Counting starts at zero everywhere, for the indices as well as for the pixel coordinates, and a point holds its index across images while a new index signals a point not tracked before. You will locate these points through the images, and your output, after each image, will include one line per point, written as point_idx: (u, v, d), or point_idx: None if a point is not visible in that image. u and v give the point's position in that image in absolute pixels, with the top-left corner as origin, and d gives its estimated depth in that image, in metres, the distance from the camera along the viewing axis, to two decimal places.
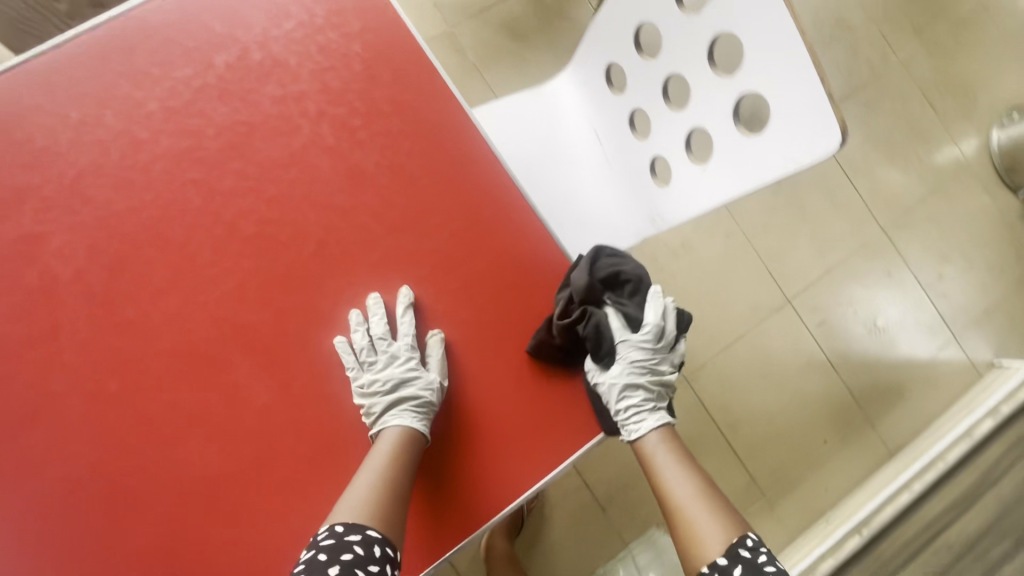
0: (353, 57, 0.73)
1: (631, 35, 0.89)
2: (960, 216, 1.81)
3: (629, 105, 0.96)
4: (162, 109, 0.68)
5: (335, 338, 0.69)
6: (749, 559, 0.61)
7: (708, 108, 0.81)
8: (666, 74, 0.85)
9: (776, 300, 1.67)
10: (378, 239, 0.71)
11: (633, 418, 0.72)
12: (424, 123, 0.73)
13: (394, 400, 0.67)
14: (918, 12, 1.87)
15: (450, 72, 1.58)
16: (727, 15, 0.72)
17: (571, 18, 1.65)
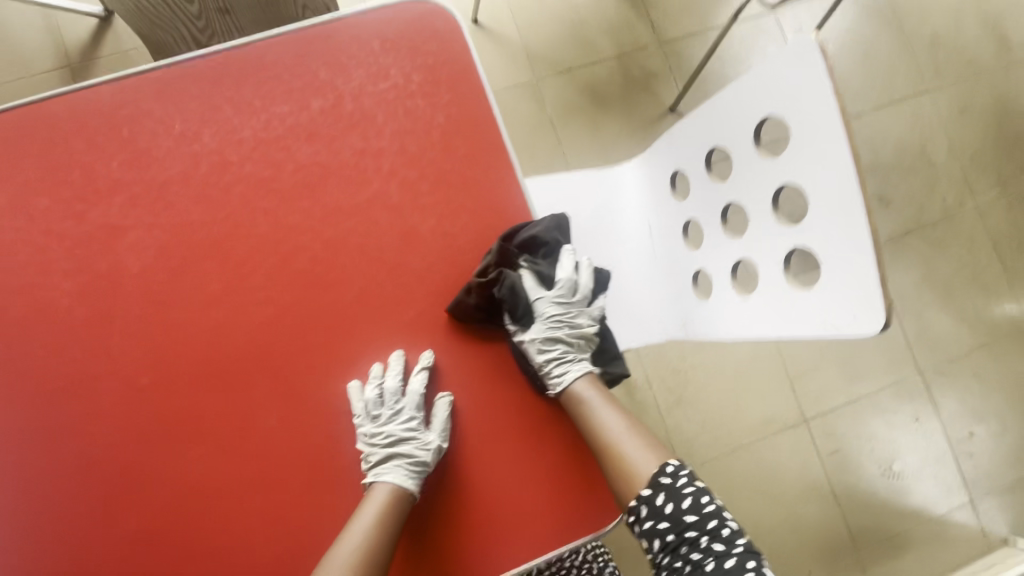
0: (435, 126, 0.77)
1: (704, 154, 0.91)
2: (1005, 378, 1.74)
3: (685, 215, 0.99)
4: (254, 138, 0.74)
5: (349, 382, 0.72)
6: (669, 486, 0.66)
7: (761, 246, 0.83)
8: (727, 202, 0.88)
9: (792, 416, 1.64)
10: (415, 300, 0.74)
11: (557, 369, 0.75)
12: (484, 201, 0.77)
13: (390, 454, 0.70)
14: (1005, 163, 1.82)
15: (525, 121, 1.63)
16: (799, 168, 0.73)
17: (653, 94, 1.68)
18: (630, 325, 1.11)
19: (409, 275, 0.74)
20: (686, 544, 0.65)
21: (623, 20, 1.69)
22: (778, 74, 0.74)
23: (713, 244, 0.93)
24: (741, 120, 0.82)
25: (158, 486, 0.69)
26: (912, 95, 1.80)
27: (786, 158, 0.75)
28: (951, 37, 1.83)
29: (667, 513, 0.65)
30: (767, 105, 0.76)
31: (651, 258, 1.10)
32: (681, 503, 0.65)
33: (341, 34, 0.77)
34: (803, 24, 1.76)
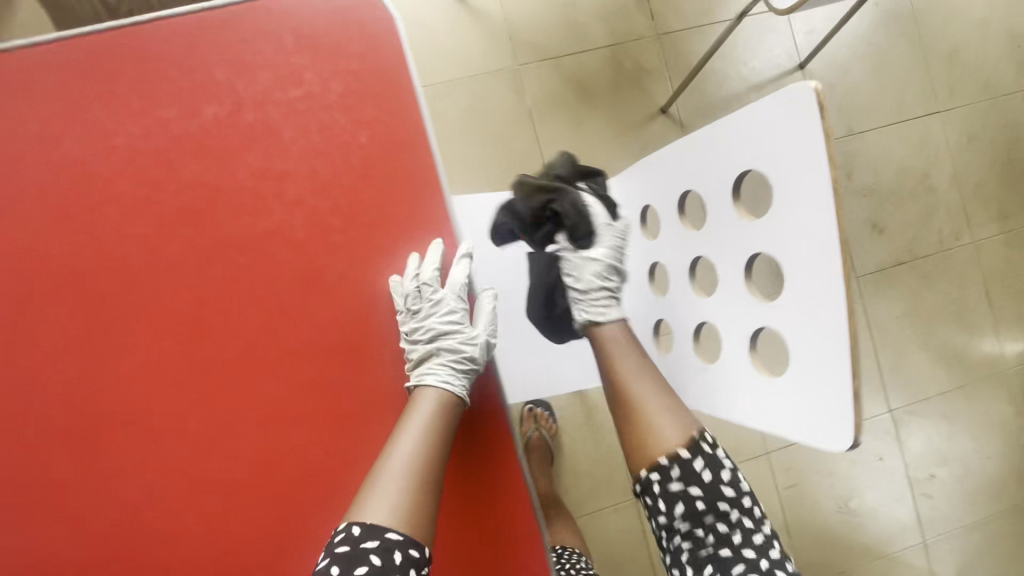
0: (355, 147, 0.64)
1: (677, 198, 0.81)
2: (975, 421, 1.68)
3: (655, 257, 0.89)
4: (129, 146, 0.61)
5: (390, 277, 0.65)
6: (709, 454, 0.65)
7: (727, 315, 0.73)
8: (696, 255, 0.78)
9: (753, 447, 1.58)
10: (316, 356, 0.63)
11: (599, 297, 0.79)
12: (406, 244, 0.65)
13: (439, 355, 0.66)
14: (1009, 196, 1.72)
15: (501, 111, 1.48)
16: (775, 239, 0.63)
17: (644, 92, 1.53)
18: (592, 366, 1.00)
19: (311, 325, 0.63)
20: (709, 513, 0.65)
21: (620, 5, 1.53)
22: (768, 125, 0.61)
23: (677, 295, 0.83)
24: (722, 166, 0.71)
25: (18, 547, 0.60)
26: (922, 115, 1.67)
27: (764, 222, 0.64)
28: (972, 55, 1.69)
29: (705, 482, 0.64)
30: (753, 157, 0.65)
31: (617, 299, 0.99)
32: (718, 473, 0.65)
33: (246, 23, 0.63)
34: (816, 27, 1.61)
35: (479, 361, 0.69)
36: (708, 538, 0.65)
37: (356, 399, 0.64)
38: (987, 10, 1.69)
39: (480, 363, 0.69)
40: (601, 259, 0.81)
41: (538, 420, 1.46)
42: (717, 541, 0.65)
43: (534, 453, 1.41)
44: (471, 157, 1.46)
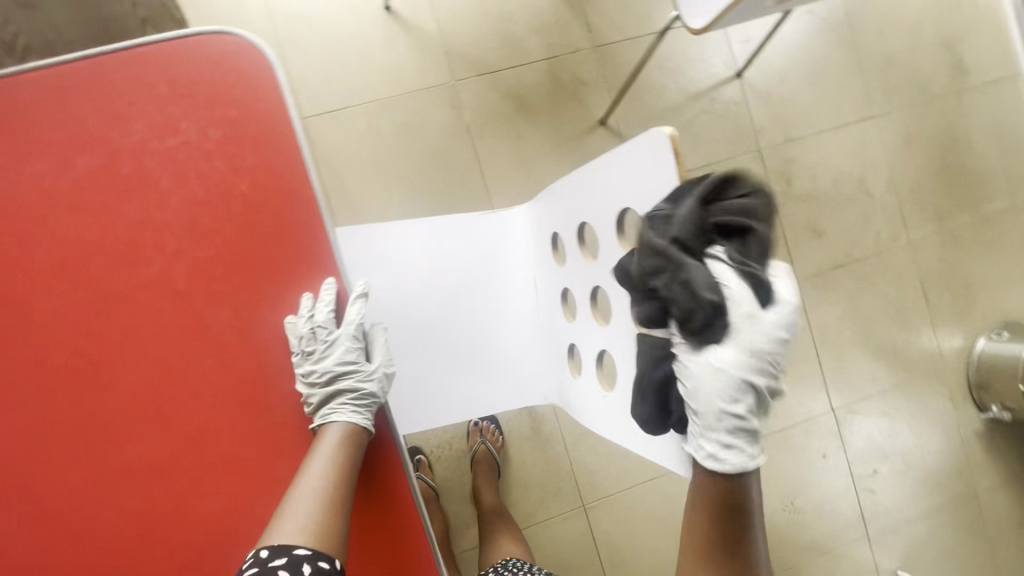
0: (236, 196, 0.64)
1: (575, 228, 0.83)
2: (916, 417, 1.73)
3: (563, 284, 0.90)
4: (0, 202, 0.60)
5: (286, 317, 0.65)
6: None
7: (619, 346, 0.78)
8: (595, 285, 0.81)
9: None
10: (202, 406, 0.64)
11: (726, 428, 0.59)
12: (293, 289, 0.66)
13: (344, 396, 0.66)
14: (944, 197, 1.76)
15: (439, 128, 1.48)
16: None
17: (583, 104, 1.54)
18: (512, 389, 1.02)
19: (197, 376, 0.63)
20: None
21: (556, 17, 1.53)
22: (643, 167, 0.66)
23: (585, 323, 0.86)
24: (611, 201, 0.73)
25: None
26: (858, 120, 1.70)
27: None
28: (905, 59, 1.73)
29: None
30: (632, 196, 0.69)
31: (532, 321, 1.03)
32: None
33: (117, 74, 0.63)
34: (752, 35, 1.63)
35: (381, 395, 0.69)
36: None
37: (251, 443, 0.64)
38: (919, 15, 1.72)
39: (382, 397, 0.69)
40: (736, 374, 0.58)
41: (484, 433, 1.47)
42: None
43: (480, 466, 1.43)
44: (410, 173, 1.46)
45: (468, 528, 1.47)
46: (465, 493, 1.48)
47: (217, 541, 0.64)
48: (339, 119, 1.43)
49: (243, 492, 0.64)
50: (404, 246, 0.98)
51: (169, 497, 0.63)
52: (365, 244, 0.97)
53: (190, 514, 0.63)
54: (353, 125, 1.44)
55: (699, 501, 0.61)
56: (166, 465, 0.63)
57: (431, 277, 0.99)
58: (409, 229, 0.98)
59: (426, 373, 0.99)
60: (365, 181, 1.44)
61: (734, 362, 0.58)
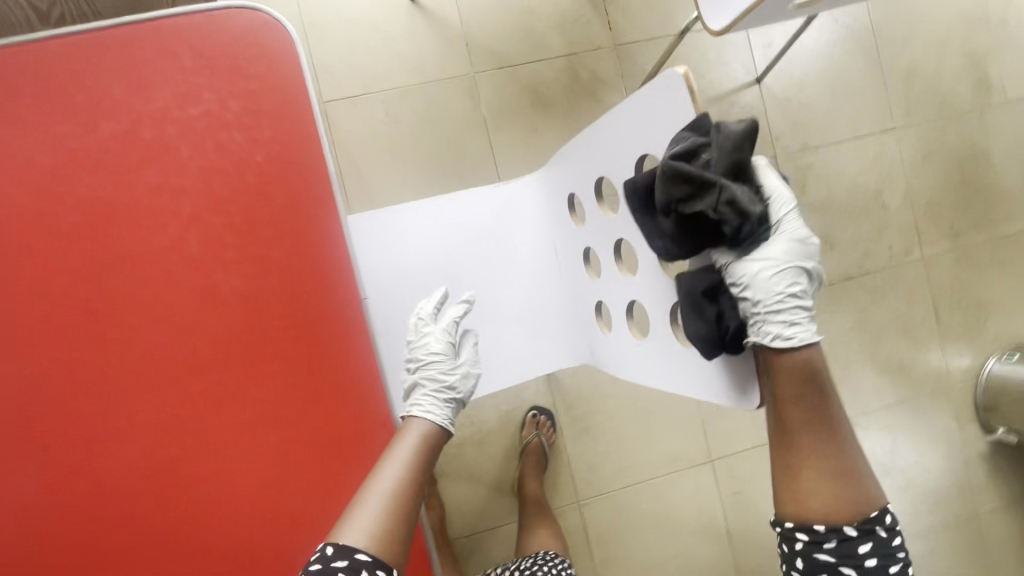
0: (251, 166, 0.66)
1: (593, 183, 0.85)
2: (919, 434, 1.71)
3: (585, 244, 0.93)
4: (24, 160, 0.62)
5: (302, 290, 0.68)
6: (881, 539, 0.59)
7: (649, 296, 0.80)
8: (618, 238, 0.82)
9: (698, 454, 1.60)
10: (209, 367, 0.66)
11: (794, 307, 0.60)
12: (302, 259, 0.68)
13: (431, 386, 0.73)
14: (961, 214, 1.74)
15: (456, 118, 1.49)
16: None
17: (600, 101, 1.55)
18: (542, 350, 1.03)
19: (208, 340, 0.65)
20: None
21: (578, 15, 1.54)
22: (661, 110, 0.67)
23: (613, 277, 0.87)
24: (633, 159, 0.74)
25: None
26: (878, 131, 1.69)
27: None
28: (929, 72, 1.71)
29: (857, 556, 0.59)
30: (653, 142, 0.70)
31: (555, 283, 1.03)
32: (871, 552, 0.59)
33: (144, 43, 0.65)
34: (773, 41, 1.62)
35: (460, 393, 0.74)
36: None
37: (303, 411, 0.68)
38: (946, 29, 1.70)
39: (461, 395, 0.74)
40: (787, 259, 0.60)
41: (539, 426, 1.49)
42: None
43: (530, 457, 1.46)
44: (424, 161, 1.48)
45: (464, 515, 1.50)
46: (462, 482, 1.50)
47: (282, 502, 0.68)
48: (359, 105, 1.45)
49: (304, 456, 0.68)
50: (419, 223, 0.99)
51: (223, 460, 0.66)
52: (381, 221, 0.97)
53: (248, 477, 0.67)
54: (371, 112, 1.46)
55: (791, 402, 0.61)
56: (183, 426, 0.65)
57: (445, 254, 1.00)
58: (425, 207, 0.99)
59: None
60: (380, 167, 1.46)
61: (787, 250, 0.61)
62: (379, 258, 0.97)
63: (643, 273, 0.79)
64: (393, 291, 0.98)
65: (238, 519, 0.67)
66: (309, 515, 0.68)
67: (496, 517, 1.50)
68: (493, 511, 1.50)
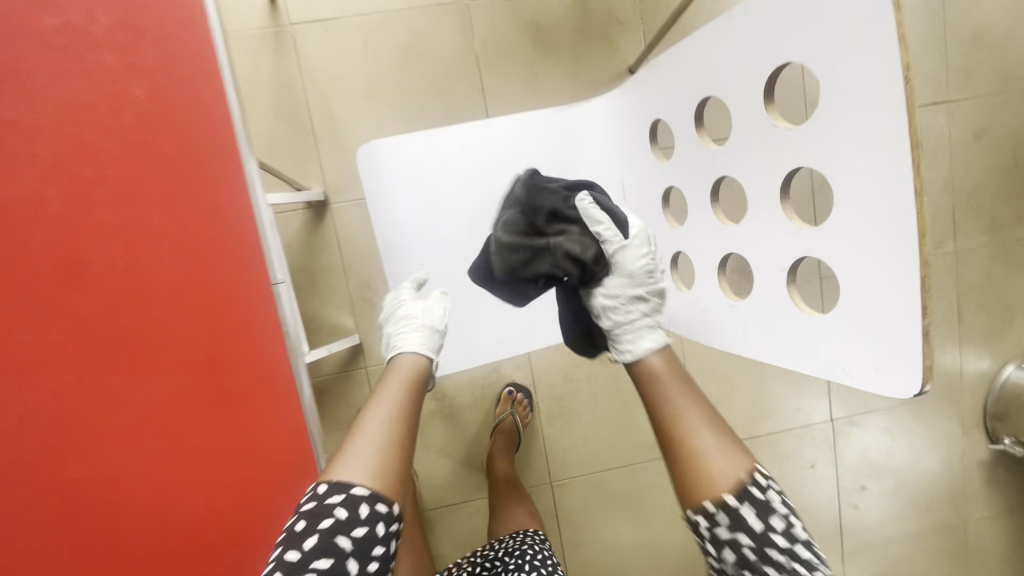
0: (128, 103, 0.54)
1: (696, 103, 0.65)
2: (920, 437, 1.60)
3: (667, 180, 0.76)
4: None
5: (198, 259, 0.59)
6: (761, 501, 0.51)
7: (762, 250, 0.62)
8: (720, 174, 0.65)
9: None
10: (74, 358, 0.52)
11: (627, 328, 0.63)
12: (198, 223, 0.59)
13: (400, 325, 0.68)
14: (1007, 204, 1.55)
15: (443, 54, 1.29)
16: (823, 147, 0.51)
17: (612, 44, 1.33)
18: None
19: (77, 321, 0.52)
20: (764, 566, 0.49)
21: None
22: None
23: (704, 221, 0.70)
24: (754, 77, 0.56)
25: None
26: (928, 103, 1.48)
27: (827, 125, 0.50)
28: (999, 37, 1.47)
29: (754, 531, 0.50)
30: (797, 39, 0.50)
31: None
32: (769, 521, 0.50)
33: None
34: None
35: (436, 324, 0.69)
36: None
37: (219, 397, 0.62)
38: None
39: (436, 324, 0.69)
40: (614, 291, 0.64)
41: (514, 403, 1.39)
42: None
43: (501, 436, 1.37)
44: (406, 103, 1.29)
45: (432, 488, 1.42)
46: (431, 452, 1.41)
47: (188, 503, 0.60)
48: (331, 31, 1.25)
49: (224, 447, 0.63)
50: (459, 156, 0.85)
51: (122, 465, 0.56)
52: (414, 155, 0.84)
53: (152, 481, 0.58)
54: (347, 40, 1.26)
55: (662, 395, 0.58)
56: (54, 431, 0.52)
57: (485, 190, 0.86)
58: (469, 135, 0.85)
59: (482, 294, 0.89)
60: (354, 106, 1.27)
61: (627, 283, 0.64)
62: (416, 198, 0.86)
63: (750, 217, 0.62)
64: (428, 232, 0.87)
65: (125, 531, 0.57)
66: (234, 505, 0.64)
67: (464, 491, 1.43)
68: (458, 487, 1.42)
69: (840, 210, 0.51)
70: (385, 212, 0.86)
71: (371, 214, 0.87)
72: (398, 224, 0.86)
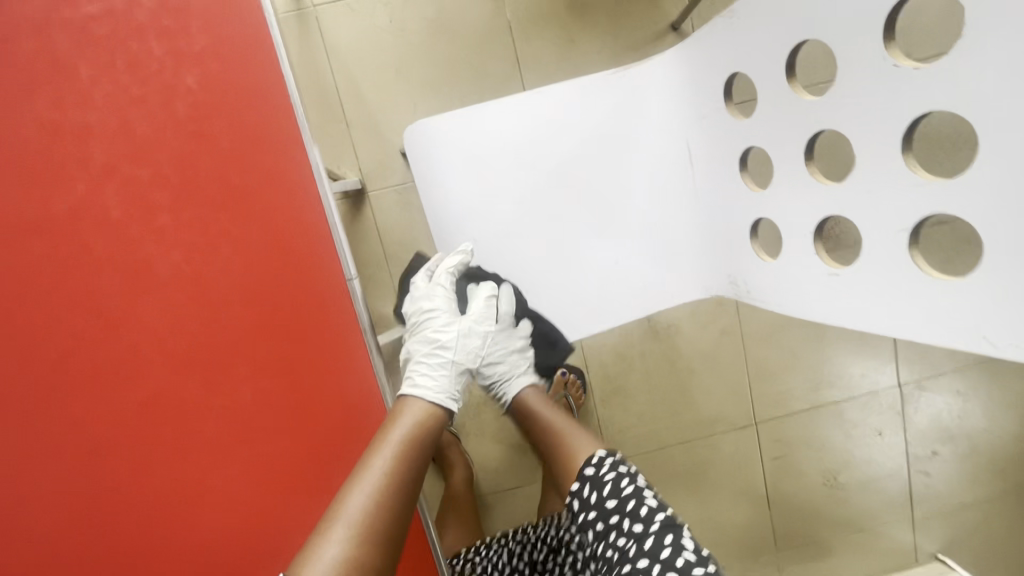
0: (181, 98, 0.50)
1: (788, 50, 0.58)
2: (997, 398, 1.50)
3: (744, 141, 0.69)
4: None
5: (265, 253, 0.55)
6: (591, 476, 0.72)
7: (873, 210, 0.55)
8: (817, 130, 0.58)
9: (740, 418, 1.46)
10: (159, 366, 0.54)
11: (502, 381, 0.85)
12: (257, 217, 0.54)
13: (428, 351, 0.75)
14: None
15: (474, 24, 1.22)
16: (961, 81, 0.44)
17: (653, 1, 1.24)
18: (664, 279, 0.82)
19: (143, 332, 0.52)
20: (613, 529, 0.69)
21: None
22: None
23: (795, 181, 0.63)
24: (865, 12, 0.49)
25: None
26: None
27: (970, 57, 0.43)
28: None
29: (592, 503, 0.71)
30: None
31: (690, 201, 0.80)
32: (602, 490, 0.71)
33: None
34: None
35: (459, 360, 0.76)
36: (613, 556, 0.67)
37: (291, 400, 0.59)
38: None
39: (460, 361, 0.76)
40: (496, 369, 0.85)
41: (568, 385, 1.34)
42: (618, 558, 0.66)
43: None
44: (438, 80, 1.23)
45: (487, 475, 1.40)
46: (483, 436, 1.39)
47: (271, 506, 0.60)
48: (357, 9, 1.19)
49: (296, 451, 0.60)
50: (511, 129, 0.79)
51: (200, 469, 0.57)
52: (466, 130, 0.79)
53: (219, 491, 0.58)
54: (373, 17, 1.20)
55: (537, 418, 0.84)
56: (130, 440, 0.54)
57: (541, 165, 0.80)
58: (522, 106, 0.79)
59: (544, 277, 0.83)
60: (384, 87, 1.22)
61: (506, 358, 0.85)
62: (468, 176, 0.80)
63: (859, 175, 0.55)
64: (483, 214, 0.81)
65: (212, 526, 0.58)
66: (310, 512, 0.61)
67: (520, 475, 1.40)
68: (511, 470, 1.40)
69: (987, 157, 0.44)
70: (435, 198, 0.81)
71: (423, 197, 0.82)
72: (450, 204, 0.81)
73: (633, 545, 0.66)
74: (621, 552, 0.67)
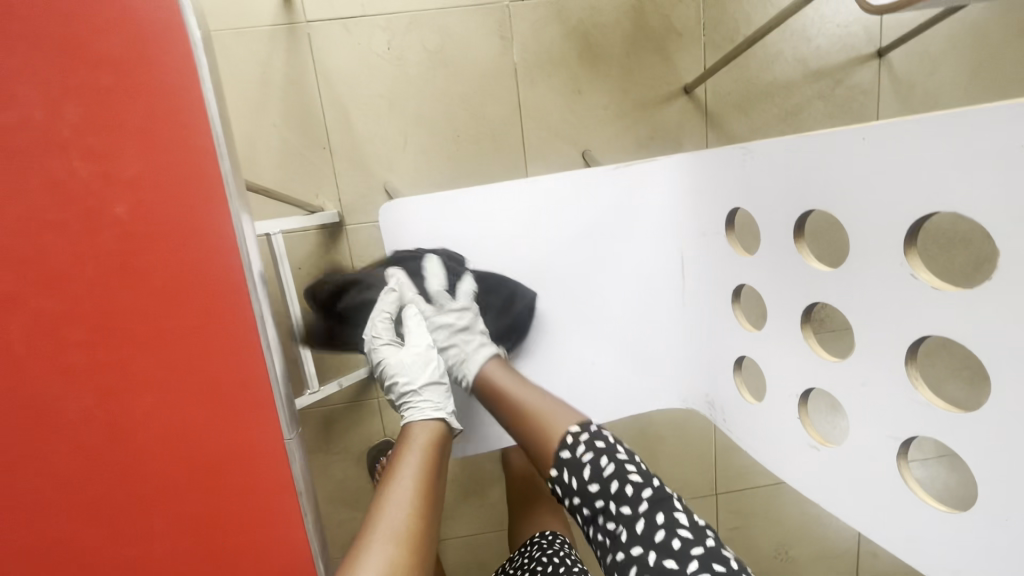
0: (107, 230, 0.45)
1: (797, 213, 0.54)
2: None
3: (740, 278, 0.65)
4: None
5: (189, 398, 0.50)
6: (568, 458, 0.60)
7: (865, 404, 0.51)
8: (818, 298, 0.54)
9: (701, 485, 1.39)
10: (76, 506, 0.50)
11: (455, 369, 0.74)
12: (185, 358, 0.49)
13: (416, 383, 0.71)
14: None
15: (477, 62, 1.14)
16: (982, 323, 0.40)
17: (670, 58, 1.15)
18: (638, 382, 0.76)
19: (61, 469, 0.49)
20: (602, 513, 0.58)
21: None
22: (1003, 158, 0.37)
23: (789, 339, 0.59)
24: (888, 212, 0.45)
25: None
26: None
27: (994, 306, 0.39)
28: None
29: (574, 489, 0.59)
30: (961, 190, 0.39)
31: (678, 309, 0.75)
32: (581, 473, 0.59)
33: None
34: None
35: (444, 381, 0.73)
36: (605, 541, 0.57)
37: (211, 549, 0.53)
38: None
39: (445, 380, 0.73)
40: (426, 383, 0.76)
41: None
42: (611, 544, 0.56)
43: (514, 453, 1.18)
44: (432, 116, 1.15)
45: None
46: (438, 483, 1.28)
47: None
48: (353, 30, 1.11)
49: None
50: (501, 215, 0.73)
51: None
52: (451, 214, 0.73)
53: None
54: (370, 41, 1.11)
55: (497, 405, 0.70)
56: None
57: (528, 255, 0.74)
58: (512, 194, 0.73)
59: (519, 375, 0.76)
60: (373, 118, 1.14)
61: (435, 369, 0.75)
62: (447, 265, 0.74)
63: (857, 363, 0.51)
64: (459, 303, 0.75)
65: None
66: None
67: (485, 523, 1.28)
68: (464, 517, 1.27)
69: (997, 407, 0.41)
70: None
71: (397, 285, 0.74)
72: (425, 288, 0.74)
73: (624, 530, 0.56)
74: (613, 539, 0.56)
